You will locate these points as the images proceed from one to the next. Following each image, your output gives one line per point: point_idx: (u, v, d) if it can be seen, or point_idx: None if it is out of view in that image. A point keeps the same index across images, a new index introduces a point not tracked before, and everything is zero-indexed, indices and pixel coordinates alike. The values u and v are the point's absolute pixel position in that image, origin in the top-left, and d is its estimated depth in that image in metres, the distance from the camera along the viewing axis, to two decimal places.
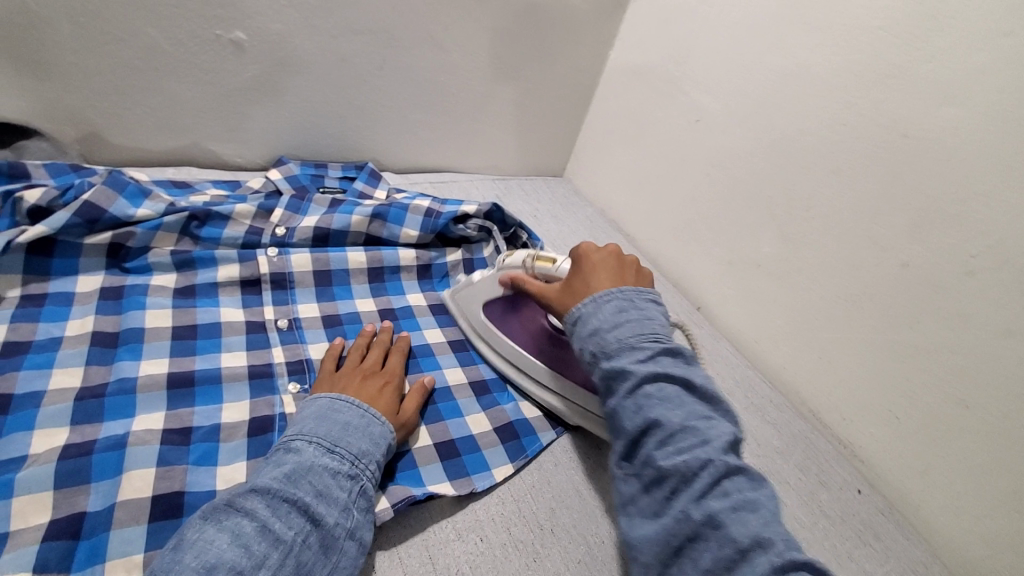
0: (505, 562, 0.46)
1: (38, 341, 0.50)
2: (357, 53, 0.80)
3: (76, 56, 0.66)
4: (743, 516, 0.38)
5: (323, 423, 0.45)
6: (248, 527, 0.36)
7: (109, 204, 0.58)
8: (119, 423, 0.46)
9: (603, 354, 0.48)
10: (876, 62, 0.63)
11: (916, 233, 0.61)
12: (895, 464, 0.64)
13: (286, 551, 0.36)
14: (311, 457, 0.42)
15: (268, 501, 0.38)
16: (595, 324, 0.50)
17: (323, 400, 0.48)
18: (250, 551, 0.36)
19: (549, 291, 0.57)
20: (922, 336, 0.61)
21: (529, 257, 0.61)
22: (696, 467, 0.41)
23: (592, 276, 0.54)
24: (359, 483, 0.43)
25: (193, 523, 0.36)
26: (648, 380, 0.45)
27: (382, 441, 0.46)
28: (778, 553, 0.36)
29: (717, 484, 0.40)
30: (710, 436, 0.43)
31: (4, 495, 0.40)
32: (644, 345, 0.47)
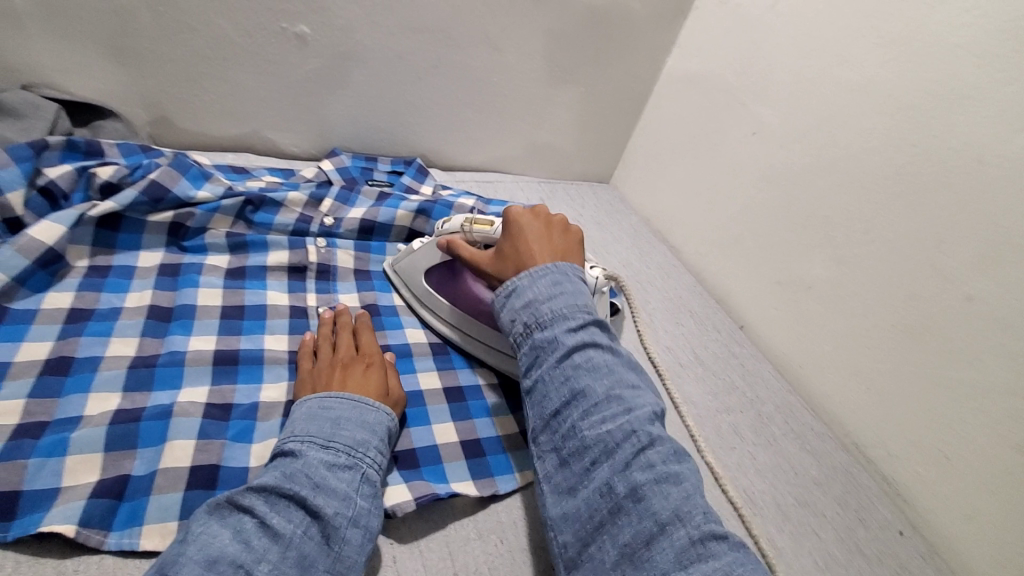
0: (523, 566, 0.46)
1: (100, 310, 0.54)
2: (414, 51, 0.81)
3: (153, 43, 0.70)
4: (664, 488, 0.37)
5: (314, 422, 0.45)
6: (249, 524, 0.37)
7: (174, 185, 0.61)
8: (166, 394, 0.48)
9: (536, 325, 0.47)
10: (954, 82, 0.60)
11: (986, 265, 0.57)
12: (942, 508, 0.60)
13: (286, 544, 0.36)
14: (306, 452, 0.42)
15: (267, 497, 0.38)
16: (530, 296, 0.48)
17: (312, 400, 0.47)
18: (250, 545, 0.36)
19: (481, 255, 0.58)
20: (981, 374, 0.57)
21: (466, 222, 0.61)
22: (620, 438, 0.40)
23: (522, 242, 0.54)
24: (359, 472, 0.43)
25: (197, 518, 0.37)
26: (576, 349, 0.45)
27: (378, 428, 0.47)
28: (695, 527, 0.36)
29: (640, 454, 0.39)
30: (634, 406, 0.42)
31: (59, 452, 0.42)
32: (575, 316, 0.47)
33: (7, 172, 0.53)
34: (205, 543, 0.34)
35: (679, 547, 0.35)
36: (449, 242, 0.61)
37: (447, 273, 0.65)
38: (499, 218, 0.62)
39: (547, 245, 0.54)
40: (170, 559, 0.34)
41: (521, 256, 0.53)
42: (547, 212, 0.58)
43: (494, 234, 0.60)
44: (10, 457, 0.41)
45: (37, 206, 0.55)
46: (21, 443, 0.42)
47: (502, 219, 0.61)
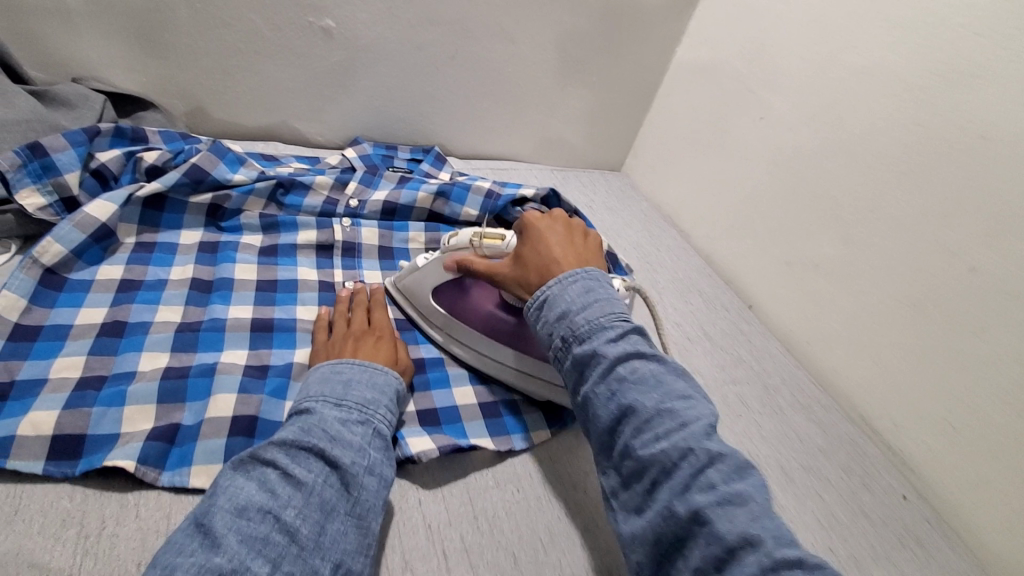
0: (538, 512, 0.49)
1: (148, 282, 0.58)
2: (433, 42, 0.85)
3: (191, 38, 0.75)
4: (729, 510, 0.34)
5: (327, 383, 0.48)
6: (272, 475, 0.39)
7: (212, 168, 0.65)
8: (210, 354, 0.53)
9: (574, 338, 0.46)
10: (958, 61, 0.62)
11: (989, 237, 0.59)
12: (946, 474, 0.62)
13: (309, 491, 0.39)
14: (320, 410, 0.45)
15: (287, 450, 0.41)
16: (563, 306, 0.47)
17: (324, 366, 0.50)
18: (276, 493, 0.38)
19: (498, 266, 0.56)
20: (985, 344, 0.59)
21: (473, 237, 0.58)
22: (676, 456, 0.37)
23: (542, 244, 0.54)
24: (370, 427, 0.46)
25: (225, 473, 0.39)
26: (619, 361, 0.43)
27: (387, 388, 0.50)
28: (769, 554, 0.32)
29: (700, 474, 0.36)
30: (688, 419, 0.39)
31: (118, 402, 0.47)
32: (615, 325, 0.45)
33: (65, 155, 0.59)
34: (233, 494, 0.37)
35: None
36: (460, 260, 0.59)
37: (456, 288, 0.63)
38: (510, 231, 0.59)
39: (569, 248, 0.53)
40: (205, 510, 0.36)
41: (543, 258, 0.52)
42: (564, 215, 0.57)
43: (506, 247, 0.57)
44: (76, 405, 0.46)
45: (90, 187, 0.61)
46: (85, 393, 0.47)
47: (512, 232, 0.59)
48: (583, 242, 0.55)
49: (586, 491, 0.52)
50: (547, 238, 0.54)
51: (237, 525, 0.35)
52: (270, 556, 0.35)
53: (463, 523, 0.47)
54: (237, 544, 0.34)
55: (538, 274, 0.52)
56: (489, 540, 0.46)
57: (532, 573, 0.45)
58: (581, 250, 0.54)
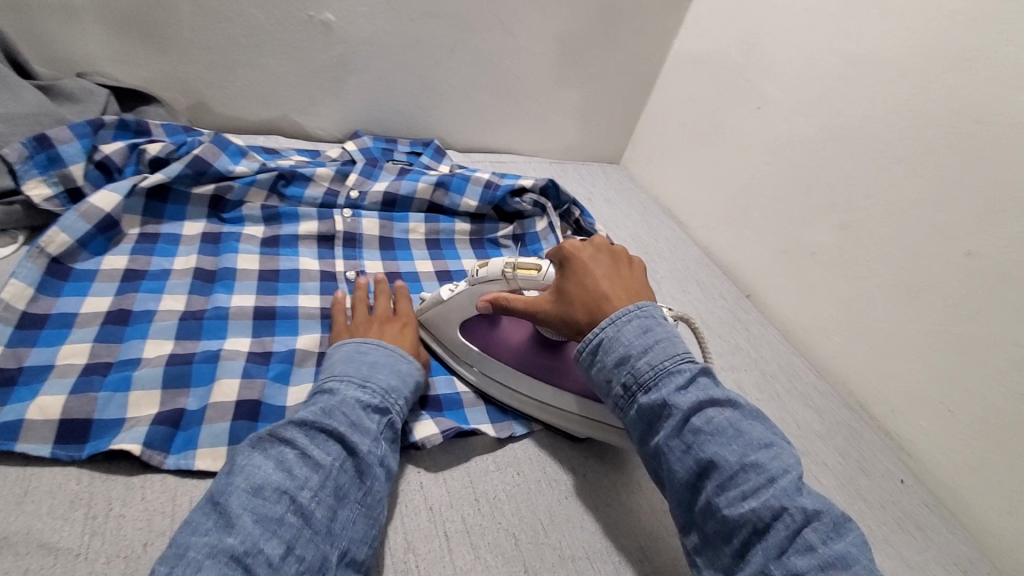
0: (538, 495, 0.50)
1: (152, 271, 0.59)
2: (432, 36, 0.86)
3: (192, 33, 0.75)
4: (832, 573, 0.35)
5: (351, 365, 0.48)
6: (290, 454, 0.40)
7: (214, 159, 0.66)
8: (213, 342, 0.54)
9: (639, 386, 0.45)
10: (952, 47, 0.62)
11: (984, 221, 0.59)
12: (945, 458, 0.63)
13: (325, 475, 0.40)
14: (343, 391, 0.45)
15: (306, 430, 0.41)
16: (623, 351, 0.46)
17: (349, 345, 0.51)
18: (293, 474, 0.39)
19: (539, 302, 0.53)
20: (981, 328, 0.59)
21: (506, 268, 0.55)
22: (769, 517, 0.38)
23: (587, 275, 0.51)
24: (388, 417, 0.46)
25: (243, 449, 0.40)
26: (693, 412, 0.43)
27: (408, 378, 0.50)
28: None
29: (797, 535, 0.37)
30: (775, 473, 0.39)
31: (124, 387, 0.47)
32: (682, 370, 0.44)
33: (70, 147, 0.59)
34: (251, 473, 0.38)
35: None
36: (495, 299, 0.55)
37: (484, 322, 0.59)
38: (545, 259, 0.56)
39: (615, 279, 0.52)
40: (221, 488, 0.37)
41: (590, 292, 0.50)
42: (604, 242, 0.55)
43: (544, 279, 0.54)
44: (84, 390, 0.46)
45: (94, 179, 0.62)
46: (91, 379, 0.47)
47: (547, 260, 0.55)
48: (628, 271, 0.53)
49: (588, 476, 0.53)
50: (593, 271, 0.51)
51: (253, 504, 0.36)
52: (283, 538, 0.36)
53: (464, 505, 0.47)
54: (251, 524, 0.35)
55: (585, 310, 0.50)
56: (489, 521, 0.47)
57: (532, 553, 0.45)
58: (627, 280, 0.52)
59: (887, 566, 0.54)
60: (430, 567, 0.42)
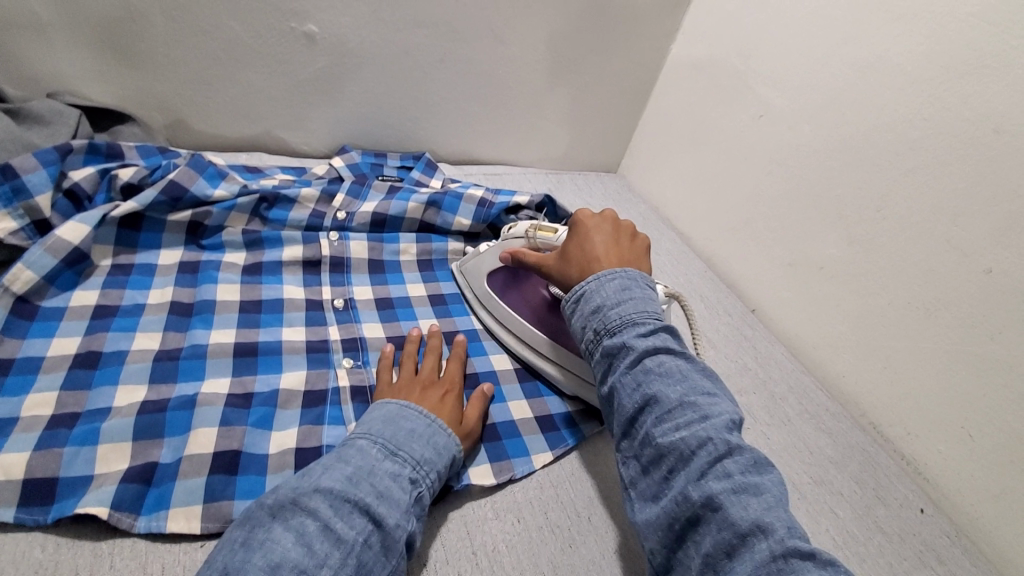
0: (541, 545, 0.47)
1: (125, 306, 0.55)
2: (420, 45, 0.82)
3: (167, 48, 0.72)
4: (743, 499, 0.37)
5: (388, 426, 0.46)
6: (312, 527, 0.37)
7: (191, 184, 0.62)
8: (190, 384, 0.50)
9: (605, 331, 0.48)
10: (968, 52, 0.59)
11: (1005, 238, 0.56)
12: (966, 485, 0.60)
13: (348, 552, 0.37)
14: (373, 453, 0.43)
15: (331, 501, 0.39)
16: (598, 301, 0.49)
17: (392, 405, 0.48)
18: (313, 550, 0.36)
19: (545, 259, 0.59)
20: (1004, 350, 0.56)
21: (529, 229, 0.64)
22: (695, 445, 0.40)
23: (587, 241, 0.56)
24: (418, 489, 0.43)
25: (262, 520, 0.37)
26: (647, 354, 0.45)
27: (445, 451, 0.46)
28: (778, 541, 0.34)
29: (717, 464, 0.38)
30: (712, 413, 0.41)
31: (92, 440, 0.44)
32: (646, 321, 0.47)
33: (36, 175, 0.56)
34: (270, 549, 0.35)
35: (759, 562, 0.34)
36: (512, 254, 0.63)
37: (510, 278, 0.67)
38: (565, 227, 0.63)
39: (613, 248, 0.55)
40: (237, 565, 0.34)
41: (585, 254, 0.55)
42: (615, 215, 0.59)
43: (557, 240, 0.62)
44: (47, 446, 0.43)
45: (63, 208, 0.58)
46: (57, 432, 0.44)
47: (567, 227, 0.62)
48: (630, 244, 0.57)
49: (593, 519, 0.50)
50: (592, 236, 0.56)
51: None
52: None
53: (461, 560, 0.44)
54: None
55: (579, 269, 0.54)
56: None
57: None
58: (625, 251, 0.55)
59: None
60: None
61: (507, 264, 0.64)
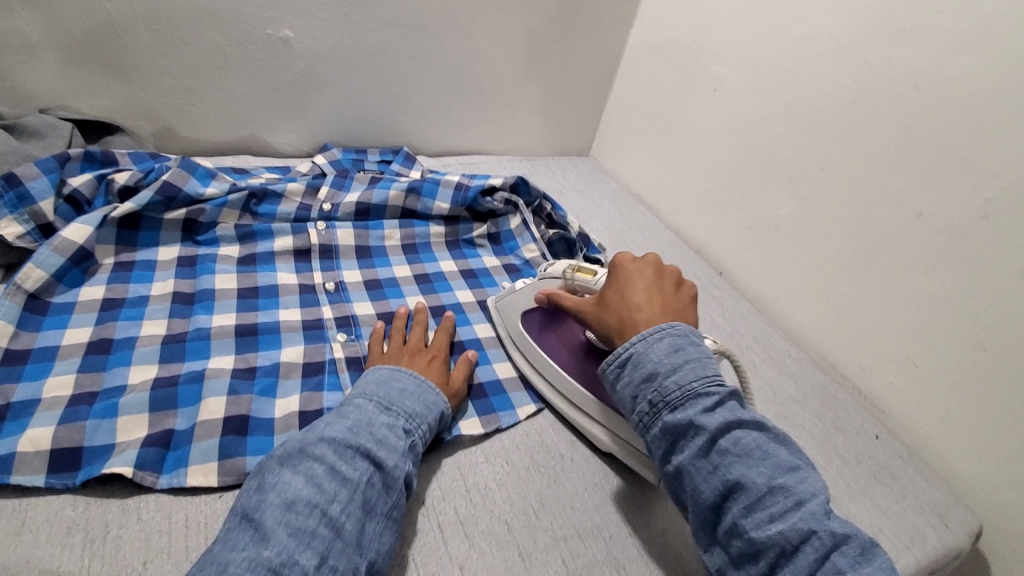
0: (528, 482, 0.51)
1: (130, 298, 0.59)
2: (390, 44, 0.87)
3: (151, 60, 0.76)
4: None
5: (382, 387, 0.50)
6: (320, 469, 0.41)
7: (184, 183, 0.67)
8: (197, 362, 0.54)
9: (664, 404, 0.46)
10: (887, 18, 0.65)
11: (930, 182, 0.62)
12: (916, 412, 0.66)
13: (354, 488, 0.41)
14: (370, 413, 0.47)
15: (335, 448, 0.43)
16: (651, 369, 0.47)
17: (383, 369, 0.53)
18: (323, 488, 0.40)
19: (584, 304, 0.58)
20: (937, 284, 0.62)
21: (568, 269, 0.62)
22: (797, 539, 0.39)
23: (627, 287, 0.55)
24: (413, 438, 0.47)
25: (273, 466, 0.41)
26: (720, 433, 0.44)
27: (435, 406, 0.51)
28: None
29: (824, 559, 0.38)
30: (803, 497, 0.41)
31: (111, 414, 0.48)
32: (710, 392, 0.45)
33: (38, 183, 0.60)
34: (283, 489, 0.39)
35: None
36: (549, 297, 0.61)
37: (547, 320, 0.64)
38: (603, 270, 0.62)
39: (656, 295, 0.54)
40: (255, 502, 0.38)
41: (625, 303, 0.54)
42: (658, 260, 0.58)
43: (596, 284, 0.60)
44: (72, 420, 0.47)
45: (65, 213, 0.62)
46: (78, 409, 0.48)
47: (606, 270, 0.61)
48: (674, 291, 0.55)
49: (575, 459, 0.55)
50: (634, 283, 0.55)
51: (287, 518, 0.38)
52: (315, 549, 0.37)
53: (456, 497, 0.49)
54: (285, 537, 0.37)
55: (619, 317, 0.53)
56: (482, 510, 0.48)
57: (525, 537, 0.47)
58: (667, 299, 0.54)
59: (867, 518, 0.56)
60: (426, 558, 0.44)
61: (542, 305, 0.62)
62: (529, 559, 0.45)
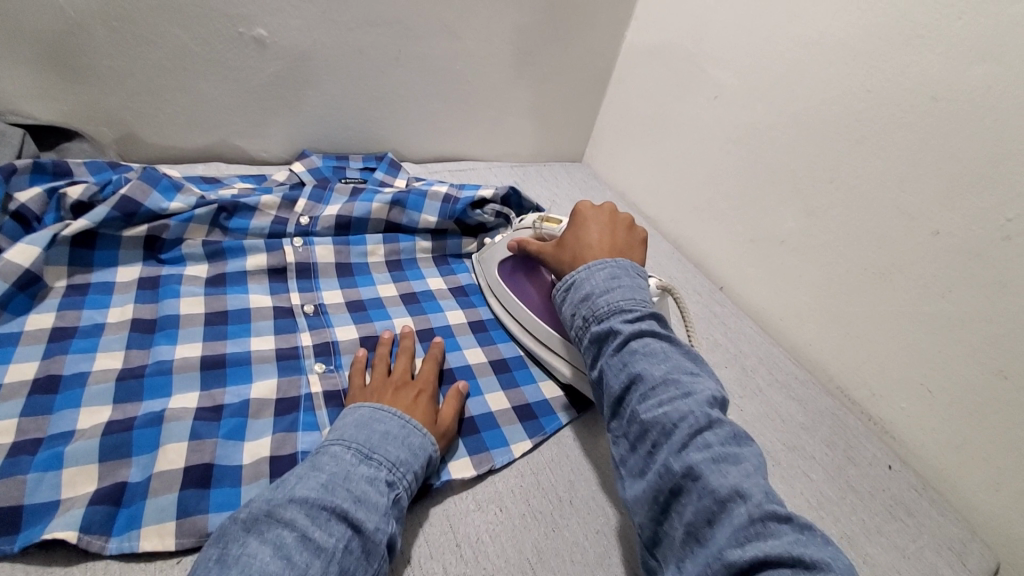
0: (524, 532, 0.47)
1: (83, 327, 0.54)
2: (373, 44, 0.82)
3: (112, 61, 0.70)
4: (721, 467, 0.38)
5: (363, 429, 0.46)
6: (289, 538, 0.36)
7: (145, 198, 0.61)
8: (157, 401, 0.49)
9: (593, 318, 0.51)
10: (903, 24, 0.61)
11: (948, 200, 0.59)
12: (929, 440, 0.63)
13: (328, 558, 0.36)
14: (348, 462, 0.43)
15: (307, 510, 0.38)
16: (587, 289, 0.53)
17: (364, 409, 0.48)
18: (292, 561, 0.35)
19: (547, 249, 0.62)
20: (955, 307, 0.59)
21: (535, 220, 0.66)
22: (676, 419, 0.42)
23: (583, 229, 0.59)
24: (396, 492, 0.43)
25: (237, 535, 0.36)
26: (633, 337, 0.48)
27: (421, 452, 0.46)
28: (757, 505, 0.36)
29: (697, 436, 0.40)
30: (694, 390, 0.43)
31: (56, 465, 0.42)
32: (634, 308, 0.50)
33: None
34: (246, 564, 0.34)
35: (738, 525, 0.35)
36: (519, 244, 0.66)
37: (518, 267, 0.69)
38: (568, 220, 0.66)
39: (607, 237, 0.58)
40: None
41: (580, 242, 0.58)
42: (615, 208, 0.62)
43: (560, 232, 0.64)
44: (9, 474, 0.41)
45: (10, 230, 0.56)
46: (18, 460, 0.42)
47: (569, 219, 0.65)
48: (626, 233, 0.59)
49: (574, 502, 0.50)
50: (588, 226, 0.59)
51: None
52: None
53: (445, 552, 0.44)
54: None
55: (574, 257, 0.58)
56: (474, 568, 0.44)
57: None
58: (619, 241, 0.58)
59: (885, 559, 0.53)
60: None
61: (513, 253, 0.68)
62: None
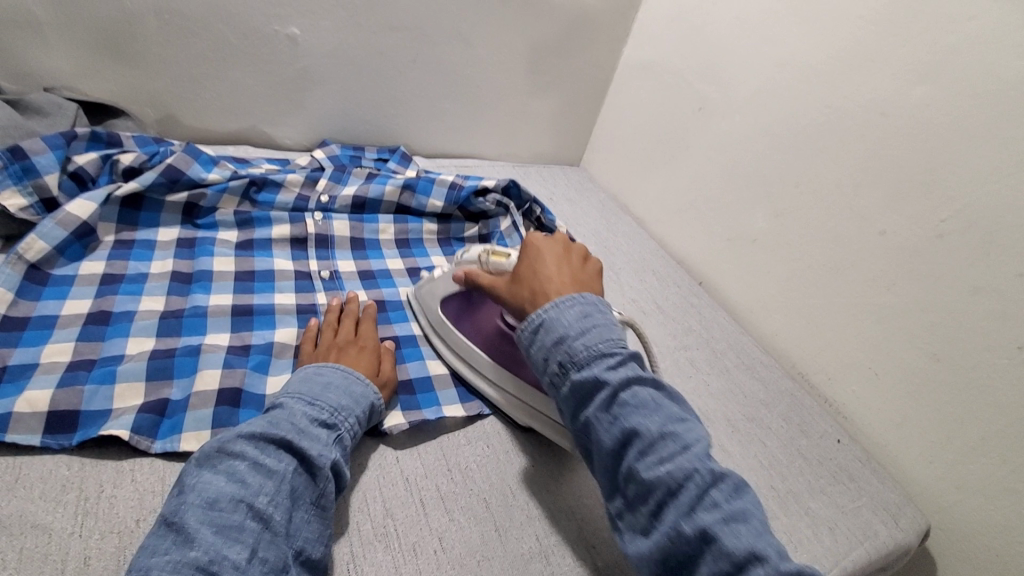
0: (508, 465, 0.54)
1: (129, 275, 0.61)
2: (392, 47, 0.90)
3: (159, 48, 0.78)
4: (735, 527, 0.39)
5: (308, 382, 0.50)
6: (241, 465, 0.41)
7: (187, 168, 0.69)
8: (195, 337, 0.56)
9: (572, 363, 0.48)
10: (860, 49, 0.70)
11: (893, 203, 0.67)
12: (874, 418, 0.70)
13: (280, 479, 0.41)
14: (292, 407, 0.46)
15: (256, 442, 0.42)
16: (561, 331, 0.49)
17: (308, 367, 0.52)
18: (247, 483, 0.40)
19: (499, 283, 0.58)
20: (897, 297, 0.67)
21: (483, 253, 0.63)
22: (681, 478, 0.41)
23: (538, 261, 0.56)
24: (337, 431, 0.47)
25: (191, 470, 0.40)
26: (621, 386, 0.46)
27: (363, 399, 0.51)
28: (773, 564, 0.37)
29: (705, 494, 0.40)
30: (689, 442, 0.43)
31: (109, 379, 0.50)
32: (612, 351, 0.48)
33: (44, 157, 0.61)
34: (204, 489, 0.38)
35: None
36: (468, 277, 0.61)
37: (462, 307, 0.64)
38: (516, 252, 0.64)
39: (565, 268, 0.56)
40: (175, 508, 0.38)
41: (537, 275, 0.55)
42: (568, 238, 0.61)
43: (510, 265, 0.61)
44: (70, 383, 0.48)
45: (68, 189, 0.64)
46: (77, 373, 0.50)
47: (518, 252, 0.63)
48: (582, 264, 0.58)
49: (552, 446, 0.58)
50: (544, 256, 0.57)
51: (209, 516, 0.37)
52: (246, 542, 0.37)
53: (438, 474, 0.52)
54: (212, 535, 0.36)
55: (533, 289, 0.55)
56: (462, 488, 0.51)
57: (502, 513, 0.50)
58: (576, 270, 0.56)
59: (824, 513, 0.60)
60: (408, 529, 0.47)
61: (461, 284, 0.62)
62: (506, 535, 0.48)
